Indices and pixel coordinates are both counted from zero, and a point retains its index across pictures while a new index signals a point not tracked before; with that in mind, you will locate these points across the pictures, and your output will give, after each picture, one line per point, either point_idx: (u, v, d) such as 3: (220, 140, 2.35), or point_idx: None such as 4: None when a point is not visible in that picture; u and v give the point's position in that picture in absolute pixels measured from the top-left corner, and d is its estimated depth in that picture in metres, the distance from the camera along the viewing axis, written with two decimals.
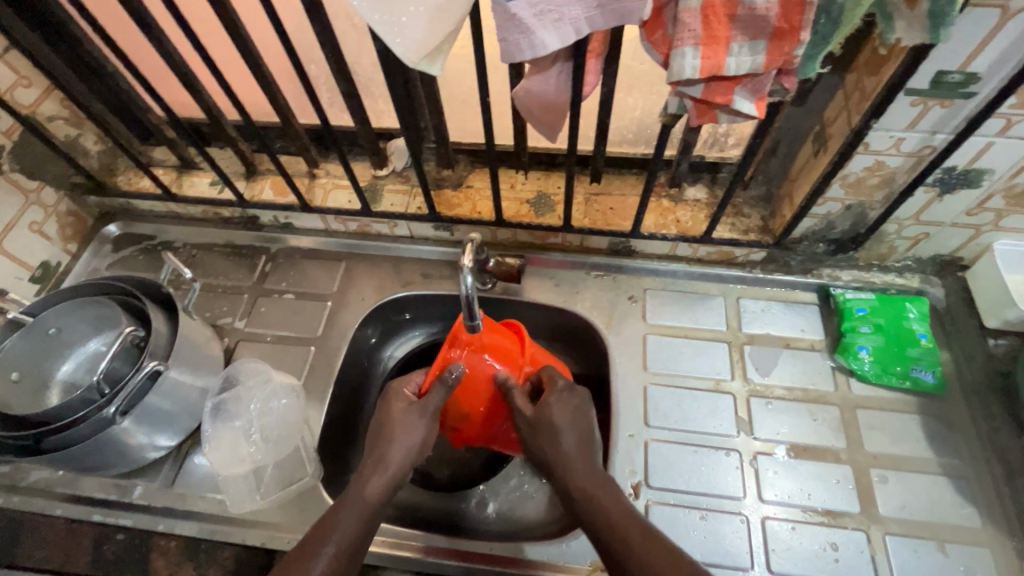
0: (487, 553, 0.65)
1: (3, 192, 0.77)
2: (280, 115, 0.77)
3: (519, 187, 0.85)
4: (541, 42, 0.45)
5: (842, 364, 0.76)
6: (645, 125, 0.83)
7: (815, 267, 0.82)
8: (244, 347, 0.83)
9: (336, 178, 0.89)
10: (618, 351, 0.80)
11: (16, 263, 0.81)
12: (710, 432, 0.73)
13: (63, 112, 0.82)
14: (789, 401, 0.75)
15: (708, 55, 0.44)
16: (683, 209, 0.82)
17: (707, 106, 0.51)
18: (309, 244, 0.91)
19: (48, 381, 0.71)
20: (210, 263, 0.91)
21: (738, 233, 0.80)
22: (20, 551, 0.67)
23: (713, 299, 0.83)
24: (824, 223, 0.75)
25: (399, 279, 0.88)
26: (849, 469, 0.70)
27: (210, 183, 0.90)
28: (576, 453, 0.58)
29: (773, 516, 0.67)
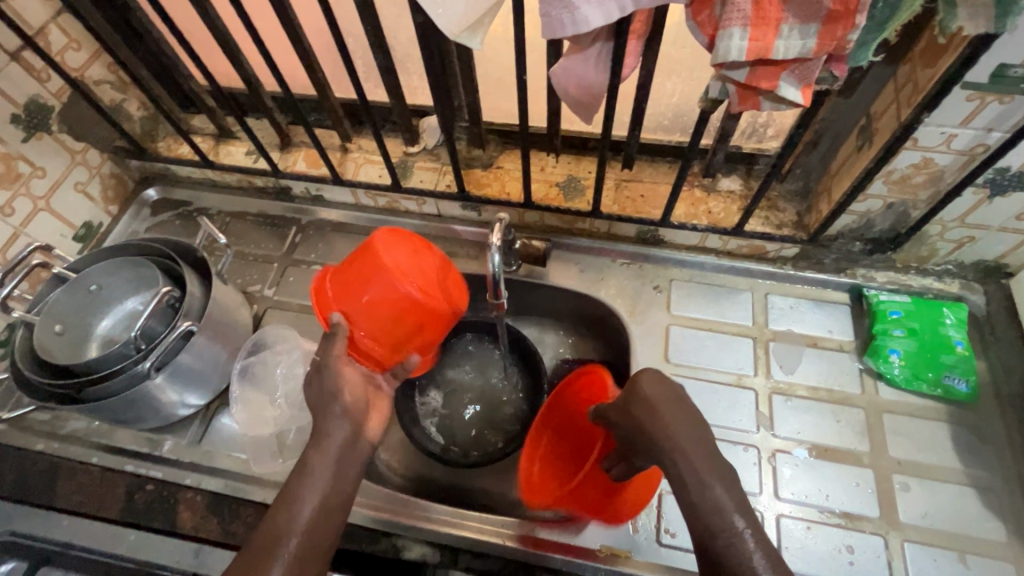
0: (492, 526, 0.67)
1: (50, 152, 0.80)
2: (317, 86, 0.78)
3: (549, 170, 0.85)
4: (584, 18, 0.44)
5: (871, 367, 0.74)
6: (682, 112, 0.80)
7: (849, 266, 0.80)
8: (273, 315, 0.85)
9: (369, 153, 0.90)
10: (640, 340, 0.79)
11: (61, 220, 0.84)
12: (728, 426, 0.73)
13: (110, 76, 0.85)
14: (812, 401, 0.74)
15: (757, 37, 0.42)
16: (716, 200, 0.81)
17: (749, 92, 0.50)
18: (337, 217, 0.93)
19: (88, 336, 0.74)
20: (243, 231, 0.93)
21: (772, 227, 0.79)
22: (58, 493, 0.71)
23: (741, 293, 0.82)
24: (863, 222, 0.73)
25: None
26: (870, 473, 0.69)
27: (246, 153, 0.92)
28: (683, 425, 0.50)
29: (788, 515, 0.67)
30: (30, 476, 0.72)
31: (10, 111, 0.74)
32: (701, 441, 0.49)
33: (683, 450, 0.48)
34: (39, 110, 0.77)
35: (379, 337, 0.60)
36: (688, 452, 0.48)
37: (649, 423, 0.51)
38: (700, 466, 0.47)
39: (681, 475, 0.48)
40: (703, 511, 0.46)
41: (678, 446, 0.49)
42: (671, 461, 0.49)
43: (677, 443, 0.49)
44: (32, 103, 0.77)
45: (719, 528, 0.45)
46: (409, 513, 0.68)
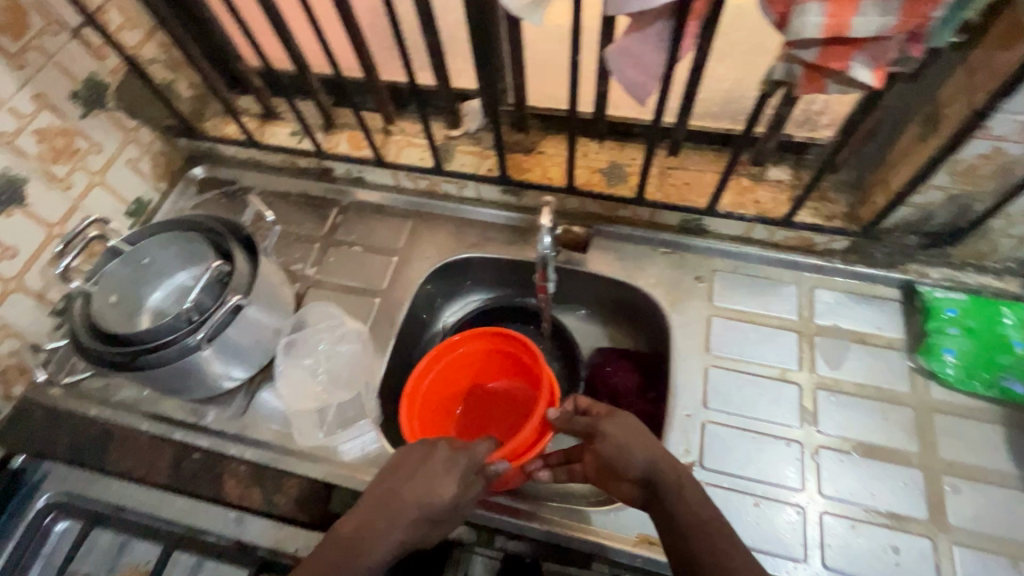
0: (538, 511, 0.67)
1: (106, 128, 0.83)
2: (364, 67, 0.78)
3: (592, 156, 0.84)
4: None
5: (923, 365, 0.72)
6: (733, 98, 0.77)
7: (902, 261, 0.77)
8: (313, 294, 0.86)
9: (411, 135, 0.90)
10: (680, 330, 0.78)
11: (114, 195, 0.86)
12: (770, 420, 0.71)
13: (162, 55, 0.87)
14: (859, 398, 0.72)
15: (836, 12, 0.41)
16: (764, 190, 0.79)
17: (817, 73, 0.48)
18: (377, 199, 0.93)
19: (139, 306, 0.77)
20: (286, 211, 0.94)
21: (822, 219, 0.76)
22: (110, 458, 0.73)
23: (786, 286, 0.80)
24: (921, 214, 0.70)
25: (463, 241, 0.89)
26: (919, 474, 0.67)
27: (290, 133, 0.93)
28: (656, 459, 0.56)
29: (832, 512, 0.65)
30: (83, 440, 0.75)
31: (71, 87, 0.77)
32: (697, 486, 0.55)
33: (674, 471, 0.56)
34: (97, 87, 0.80)
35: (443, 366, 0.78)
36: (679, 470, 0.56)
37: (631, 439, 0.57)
38: (687, 485, 0.55)
39: (671, 495, 0.55)
40: (698, 544, 0.52)
41: (666, 465, 0.56)
42: (665, 479, 0.55)
43: (669, 462, 0.56)
44: (91, 80, 0.79)
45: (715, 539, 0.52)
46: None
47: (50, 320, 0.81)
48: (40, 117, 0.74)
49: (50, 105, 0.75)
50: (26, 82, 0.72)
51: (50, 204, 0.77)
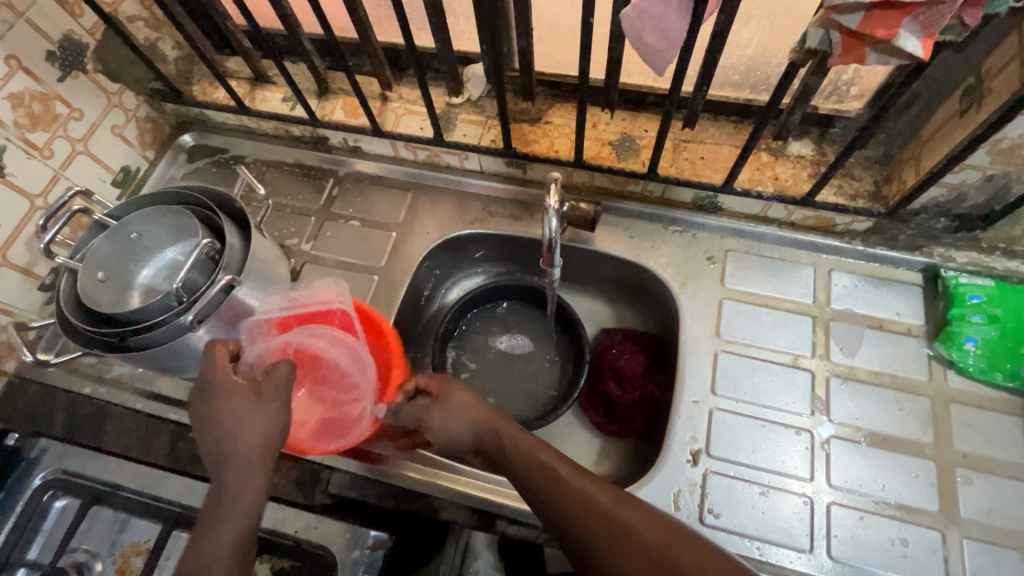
0: (509, 490, 0.66)
1: (87, 92, 0.78)
2: (358, 28, 0.73)
3: (602, 126, 0.79)
4: None
5: (942, 354, 0.69)
6: (757, 65, 0.71)
7: (926, 244, 0.73)
8: (310, 270, 0.83)
9: (409, 102, 0.85)
10: (690, 313, 0.75)
11: (99, 164, 0.82)
12: (780, 408, 0.69)
13: (143, 13, 0.81)
14: (873, 386, 0.69)
15: None
16: (784, 166, 0.74)
17: (857, 42, 0.43)
18: (375, 170, 0.89)
19: (128, 284, 0.72)
20: (280, 181, 0.90)
21: (845, 198, 0.72)
22: (106, 435, 0.72)
23: (803, 269, 0.76)
24: (953, 195, 0.66)
25: (465, 216, 0.85)
26: (932, 466, 0.65)
27: (282, 99, 0.88)
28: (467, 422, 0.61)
29: (839, 503, 0.64)
30: (78, 418, 0.73)
31: (46, 48, 0.72)
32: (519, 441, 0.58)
33: (559, 473, 0.53)
34: (73, 47, 0.75)
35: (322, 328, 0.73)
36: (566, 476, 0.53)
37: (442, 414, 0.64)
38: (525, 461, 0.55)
39: (544, 496, 0.52)
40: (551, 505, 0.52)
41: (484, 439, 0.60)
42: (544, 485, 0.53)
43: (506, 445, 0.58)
44: (67, 40, 0.74)
45: (611, 527, 0.48)
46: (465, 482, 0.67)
47: (40, 296, 0.78)
48: (14, 81, 0.70)
49: (24, 67, 0.70)
50: None
51: (32, 174, 0.74)
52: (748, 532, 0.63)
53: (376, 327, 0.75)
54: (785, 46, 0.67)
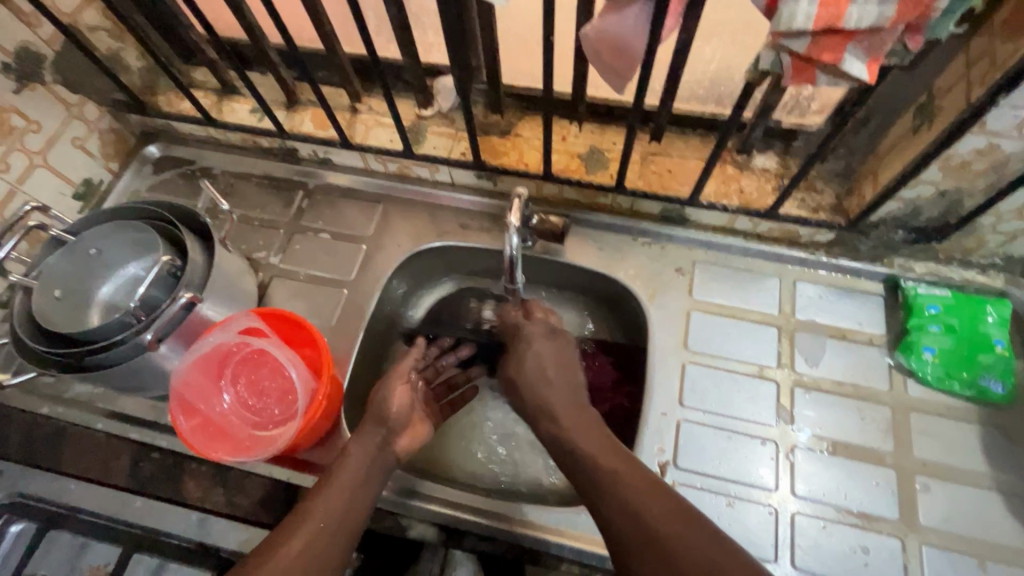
0: (476, 503, 0.66)
1: (45, 104, 0.76)
2: (324, 40, 0.72)
3: (571, 139, 0.79)
4: None
5: (902, 363, 0.71)
6: (720, 80, 0.72)
7: (887, 255, 0.75)
8: (278, 284, 0.82)
9: (379, 114, 0.84)
10: (658, 325, 0.76)
11: (59, 177, 0.80)
12: (747, 418, 0.70)
13: (105, 22, 0.80)
14: (836, 396, 0.71)
15: (829, 1, 0.37)
16: (749, 179, 0.75)
17: (806, 64, 0.44)
18: (345, 182, 0.89)
19: (88, 301, 0.71)
20: (248, 194, 0.89)
21: (807, 211, 0.73)
22: (64, 457, 0.70)
23: (769, 279, 0.78)
24: (910, 209, 0.67)
25: (435, 229, 0.85)
26: (892, 474, 0.66)
27: (250, 110, 0.87)
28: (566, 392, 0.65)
29: (803, 512, 0.65)
30: (36, 438, 0.71)
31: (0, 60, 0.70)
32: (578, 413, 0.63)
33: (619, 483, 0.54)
34: (30, 58, 0.73)
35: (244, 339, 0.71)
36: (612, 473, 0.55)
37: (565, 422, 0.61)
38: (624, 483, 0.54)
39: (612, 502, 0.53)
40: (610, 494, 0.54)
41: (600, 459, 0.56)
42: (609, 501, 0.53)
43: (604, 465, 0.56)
44: (23, 50, 0.72)
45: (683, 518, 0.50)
46: (401, 488, 0.67)
47: None
48: None
49: None
50: None
51: None
52: None
53: (297, 329, 0.72)
54: (747, 63, 0.69)
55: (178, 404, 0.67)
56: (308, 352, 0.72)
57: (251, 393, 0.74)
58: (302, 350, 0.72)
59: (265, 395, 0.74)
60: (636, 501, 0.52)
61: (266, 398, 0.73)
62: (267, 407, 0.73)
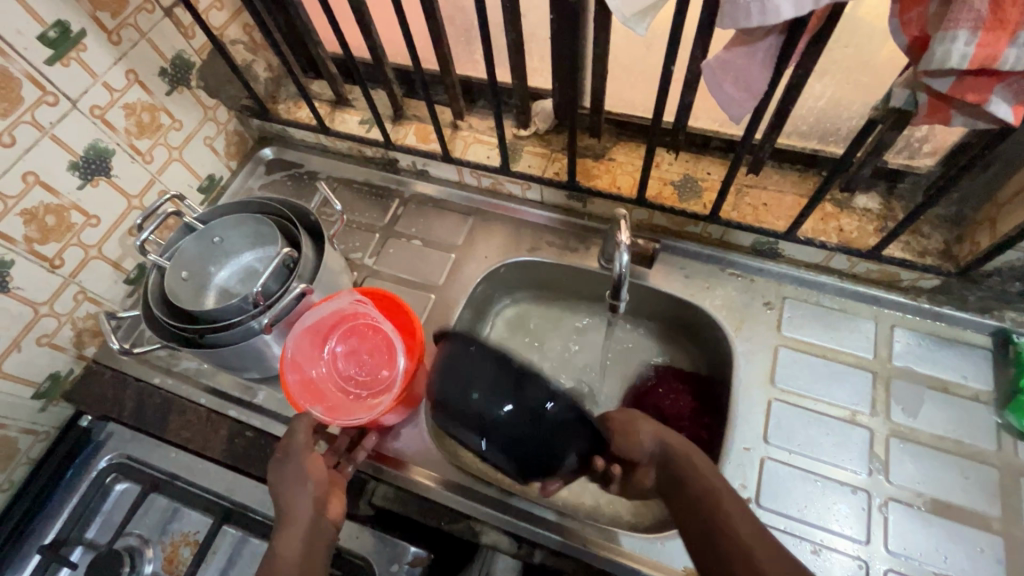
0: (547, 517, 0.66)
1: (188, 106, 0.85)
2: (441, 61, 0.78)
3: (664, 167, 0.81)
4: (774, 7, 0.41)
5: (1012, 424, 0.66)
6: (827, 117, 0.72)
7: (997, 307, 0.71)
8: (370, 284, 0.87)
9: (478, 132, 0.89)
10: (744, 358, 0.74)
11: (189, 171, 0.89)
12: (835, 464, 0.67)
13: (244, 37, 0.89)
14: (936, 451, 0.67)
15: (987, 42, 0.37)
16: (849, 218, 0.74)
17: (944, 104, 0.44)
18: (438, 194, 0.93)
19: (206, 284, 0.77)
20: (349, 198, 0.95)
21: (912, 255, 0.71)
22: (169, 426, 0.76)
23: (863, 322, 0.75)
24: None
25: (522, 244, 0.87)
26: (999, 542, 0.62)
27: (359, 121, 0.93)
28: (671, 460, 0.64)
29: (897, 570, 0.61)
30: (146, 406, 0.77)
31: (159, 65, 0.79)
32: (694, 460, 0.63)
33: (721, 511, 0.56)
34: (183, 65, 0.82)
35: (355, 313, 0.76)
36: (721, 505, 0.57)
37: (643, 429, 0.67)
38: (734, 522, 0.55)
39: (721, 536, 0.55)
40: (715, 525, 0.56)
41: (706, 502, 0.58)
42: (694, 492, 0.59)
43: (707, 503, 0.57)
44: (177, 58, 0.81)
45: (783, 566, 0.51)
46: (484, 496, 0.68)
47: (124, 288, 0.84)
48: (129, 93, 0.76)
49: (139, 80, 0.77)
50: (119, 57, 0.74)
51: (133, 177, 0.80)
52: None
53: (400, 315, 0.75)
54: (858, 101, 0.68)
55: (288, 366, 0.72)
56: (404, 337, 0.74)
57: (346, 359, 0.77)
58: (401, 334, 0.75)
59: (360, 370, 0.77)
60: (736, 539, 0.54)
61: (359, 373, 0.76)
62: (356, 381, 0.76)
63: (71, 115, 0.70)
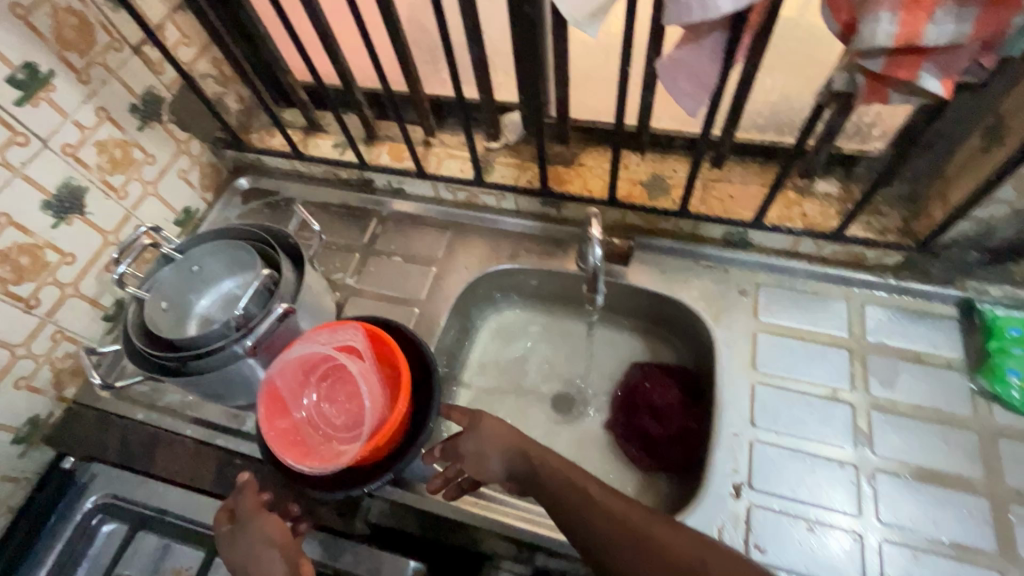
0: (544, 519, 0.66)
1: (160, 140, 0.86)
2: (409, 81, 0.80)
3: (633, 168, 0.83)
4: (714, 3, 0.44)
5: (985, 388, 0.69)
6: (781, 109, 0.75)
7: (959, 277, 0.74)
8: (353, 303, 0.87)
9: (451, 147, 0.91)
10: (726, 346, 0.76)
11: (164, 205, 0.89)
12: (821, 441, 0.69)
13: (214, 71, 0.90)
14: (915, 420, 0.69)
15: (907, 21, 0.40)
16: (811, 203, 0.77)
17: (880, 84, 0.47)
18: (415, 211, 0.94)
19: (188, 313, 0.76)
20: (327, 221, 0.96)
21: (874, 234, 0.74)
22: (157, 461, 0.74)
23: (835, 302, 0.77)
24: (983, 228, 0.67)
25: (501, 253, 0.89)
26: (984, 503, 0.63)
27: (333, 145, 0.95)
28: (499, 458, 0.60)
29: (890, 540, 0.62)
30: (131, 443, 0.76)
31: (129, 101, 0.80)
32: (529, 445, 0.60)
33: (590, 492, 0.55)
34: (153, 100, 0.83)
35: (345, 352, 0.69)
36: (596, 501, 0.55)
37: (488, 450, 0.60)
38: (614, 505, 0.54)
39: (583, 517, 0.54)
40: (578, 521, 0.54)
41: (568, 485, 0.56)
42: (575, 517, 0.55)
43: (567, 493, 0.56)
44: (148, 94, 0.82)
45: (651, 549, 0.51)
46: (479, 504, 0.67)
47: (103, 325, 0.83)
48: (100, 130, 0.77)
49: (110, 117, 0.78)
50: (89, 96, 0.74)
51: (107, 213, 0.80)
52: (796, 570, 0.62)
53: (386, 355, 0.67)
54: (808, 93, 0.72)
55: (268, 395, 0.66)
56: (392, 377, 0.67)
57: (331, 403, 0.69)
58: (390, 375, 0.67)
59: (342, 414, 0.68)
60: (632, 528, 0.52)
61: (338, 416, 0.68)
62: (337, 423, 0.67)
63: (42, 154, 0.71)
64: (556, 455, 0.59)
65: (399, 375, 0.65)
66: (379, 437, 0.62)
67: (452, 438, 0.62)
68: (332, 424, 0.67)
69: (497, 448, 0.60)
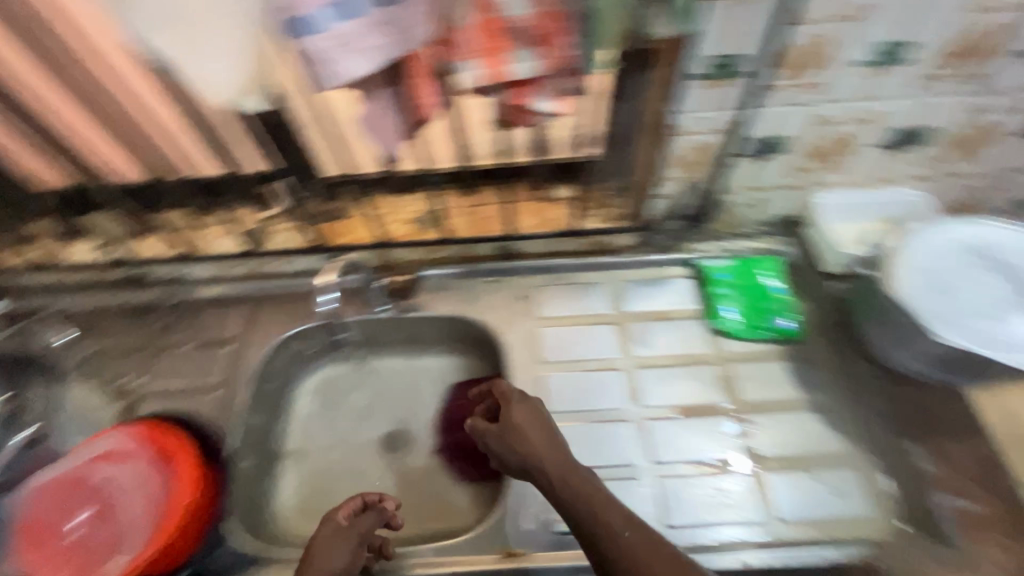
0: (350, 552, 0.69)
1: None
2: None
3: (401, 209, 0.90)
4: (346, 69, 0.48)
5: (715, 327, 0.83)
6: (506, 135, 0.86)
7: (680, 243, 0.89)
8: (147, 404, 0.83)
9: (225, 224, 0.91)
10: (514, 346, 0.85)
11: None
12: (601, 407, 0.79)
13: None
14: (670, 367, 0.81)
15: (490, 65, 0.50)
16: (555, 208, 0.89)
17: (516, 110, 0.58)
18: (203, 294, 0.92)
19: None
20: (105, 326, 0.90)
21: (606, 223, 0.88)
22: None
23: (597, 286, 0.89)
24: (674, 201, 0.82)
25: (298, 314, 0.90)
26: (729, 420, 0.76)
27: (96, 247, 0.90)
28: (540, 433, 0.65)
29: (665, 476, 0.72)
30: None
31: None
32: (558, 448, 0.63)
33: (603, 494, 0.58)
34: None
35: (117, 459, 0.76)
36: (599, 502, 0.57)
37: (530, 426, 0.66)
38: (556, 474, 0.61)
39: (585, 511, 0.57)
40: (576, 509, 0.57)
41: (572, 476, 0.60)
42: (565, 497, 0.59)
43: (557, 475, 0.61)
44: None
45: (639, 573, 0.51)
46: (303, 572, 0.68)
47: None
48: None
49: None
50: None
51: None
52: None
53: (163, 446, 0.76)
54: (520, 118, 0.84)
55: (29, 531, 0.71)
56: (174, 465, 0.75)
57: (107, 512, 0.73)
58: (173, 461, 0.75)
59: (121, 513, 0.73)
60: (603, 518, 0.55)
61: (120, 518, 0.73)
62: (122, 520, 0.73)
63: None
64: (563, 453, 0.63)
65: (182, 455, 0.76)
66: (168, 531, 0.69)
67: (512, 425, 0.66)
68: (103, 541, 0.71)
69: (527, 438, 0.65)
